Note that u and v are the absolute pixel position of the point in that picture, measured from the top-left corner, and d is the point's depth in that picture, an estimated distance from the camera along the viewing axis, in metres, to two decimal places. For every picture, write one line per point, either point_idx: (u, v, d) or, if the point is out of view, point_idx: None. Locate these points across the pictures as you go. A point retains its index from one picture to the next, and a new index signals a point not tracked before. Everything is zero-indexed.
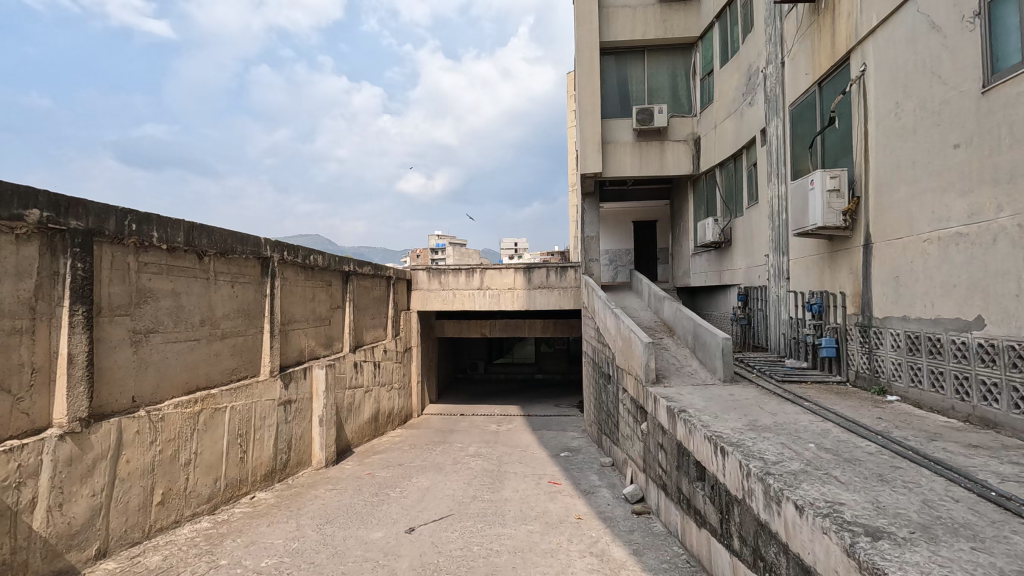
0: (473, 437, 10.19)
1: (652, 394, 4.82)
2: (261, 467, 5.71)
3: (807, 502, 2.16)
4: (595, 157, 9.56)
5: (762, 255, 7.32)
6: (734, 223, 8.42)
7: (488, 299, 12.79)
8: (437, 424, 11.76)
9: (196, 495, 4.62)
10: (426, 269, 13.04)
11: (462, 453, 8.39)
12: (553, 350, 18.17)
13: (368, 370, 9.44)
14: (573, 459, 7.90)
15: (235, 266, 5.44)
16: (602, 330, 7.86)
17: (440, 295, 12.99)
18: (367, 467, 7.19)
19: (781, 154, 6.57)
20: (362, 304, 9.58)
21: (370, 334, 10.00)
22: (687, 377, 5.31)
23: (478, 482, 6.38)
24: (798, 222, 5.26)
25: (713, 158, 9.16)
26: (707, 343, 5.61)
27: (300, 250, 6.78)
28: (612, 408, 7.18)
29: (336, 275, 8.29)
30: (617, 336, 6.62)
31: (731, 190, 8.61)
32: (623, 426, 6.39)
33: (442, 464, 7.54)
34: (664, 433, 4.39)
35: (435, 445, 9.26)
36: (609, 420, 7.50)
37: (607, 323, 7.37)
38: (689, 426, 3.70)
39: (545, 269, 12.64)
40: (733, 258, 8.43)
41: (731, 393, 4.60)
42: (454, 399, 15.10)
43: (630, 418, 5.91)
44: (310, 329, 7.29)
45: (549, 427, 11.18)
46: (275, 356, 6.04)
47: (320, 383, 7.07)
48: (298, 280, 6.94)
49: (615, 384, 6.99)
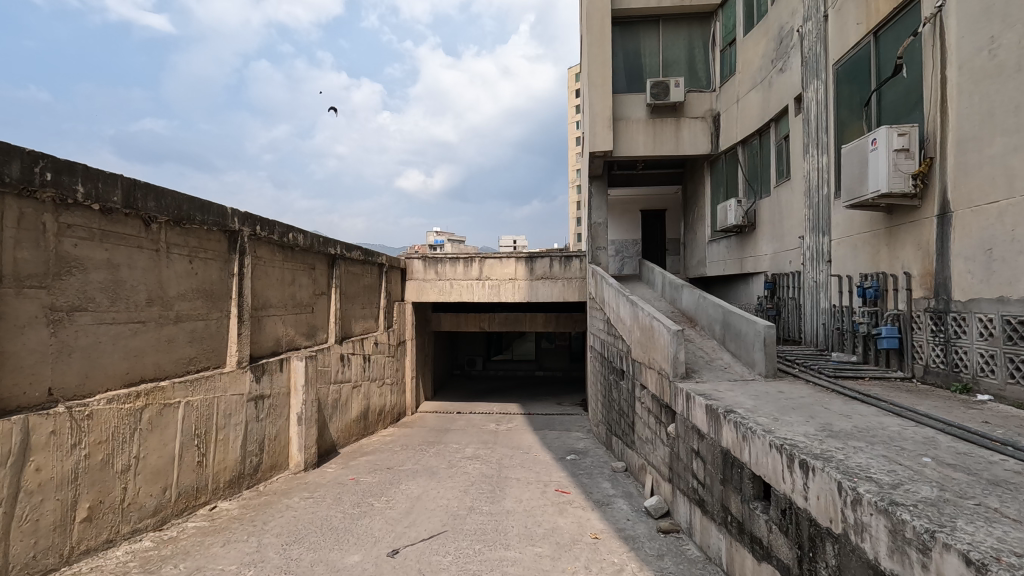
0: (471, 437, 9.43)
1: (684, 391, 4.06)
2: (225, 473, 4.94)
3: (987, 557, 1.40)
4: (605, 134, 8.79)
5: (794, 237, 6.56)
6: (759, 205, 7.65)
7: (488, 290, 12.02)
8: (432, 423, 11.00)
9: (137, 507, 3.86)
10: (421, 258, 12.23)
11: (458, 456, 7.63)
12: (554, 346, 17.44)
13: (357, 364, 8.68)
14: (580, 463, 7.15)
15: (194, 238, 4.66)
16: (614, 319, 7.12)
17: (436, 286, 12.19)
18: (352, 471, 6.43)
19: (822, 121, 5.80)
20: (351, 292, 8.80)
21: (360, 325, 9.22)
22: (720, 372, 4.55)
23: (476, 490, 5.62)
24: (852, 191, 4.50)
25: (735, 135, 8.37)
26: (742, 333, 4.84)
27: (277, 225, 5.99)
28: (626, 407, 6.44)
29: (321, 258, 7.51)
30: (634, 325, 5.86)
31: (755, 169, 7.82)
32: (640, 428, 5.65)
33: (435, 468, 6.78)
34: (701, 439, 3.63)
35: (429, 446, 8.50)
36: (622, 420, 6.75)
37: (621, 311, 6.62)
38: (742, 431, 2.93)
39: (548, 259, 11.87)
40: (758, 243, 7.67)
41: (780, 390, 3.84)
42: (451, 397, 14.33)
43: (650, 418, 5.16)
44: (289, 317, 6.51)
45: (552, 427, 10.43)
46: (243, 345, 5.27)
47: (299, 377, 6.30)
48: (274, 261, 6.16)
49: (630, 381, 6.22)
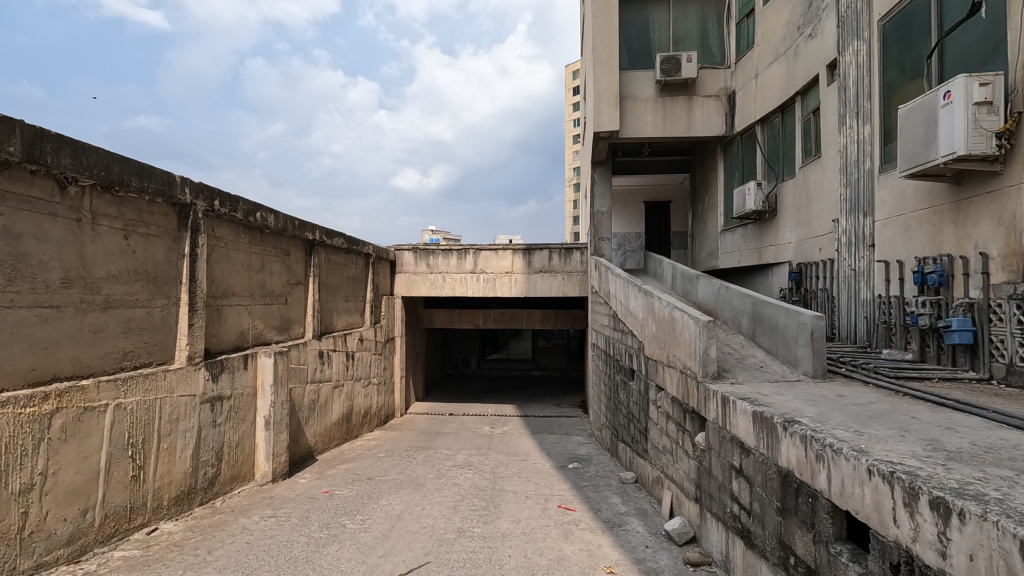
0: (463, 442, 8.71)
1: (718, 394, 3.34)
2: (170, 488, 4.19)
3: None
4: (611, 112, 8.08)
5: (825, 221, 5.86)
6: (783, 189, 6.95)
7: (483, 284, 11.28)
8: (422, 426, 10.28)
9: (44, 536, 3.12)
10: (412, 250, 11.45)
11: (448, 464, 6.89)
12: (551, 345, 16.75)
13: (338, 362, 7.94)
14: (585, 472, 6.43)
15: (130, 209, 3.90)
16: (622, 312, 6.41)
17: (427, 280, 11.42)
18: (328, 482, 5.69)
19: (863, 87, 5.10)
20: (332, 283, 8.04)
21: (342, 320, 8.47)
22: (757, 371, 3.83)
23: (466, 507, 4.89)
24: (914, 157, 3.79)
25: (753, 115, 7.67)
26: (779, 326, 4.13)
27: (240, 201, 5.24)
28: (636, 410, 5.74)
29: (297, 243, 6.76)
30: (648, 317, 5.15)
31: (777, 149, 7.13)
32: (654, 434, 4.96)
33: (422, 478, 6.05)
34: (745, 454, 2.92)
35: (417, 452, 7.77)
36: (630, 424, 6.06)
37: (632, 303, 5.90)
38: (817, 449, 2.20)
39: (547, 251, 11.16)
40: (781, 230, 6.97)
41: (840, 393, 3.12)
42: (443, 397, 13.61)
43: (668, 424, 4.46)
44: (257, 307, 5.76)
45: (551, 430, 9.73)
46: (196, 338, 4.52)
47: (266, 376, 5.54)
48: (238, 243, 5.40)
49: (641, 382, 5.51)
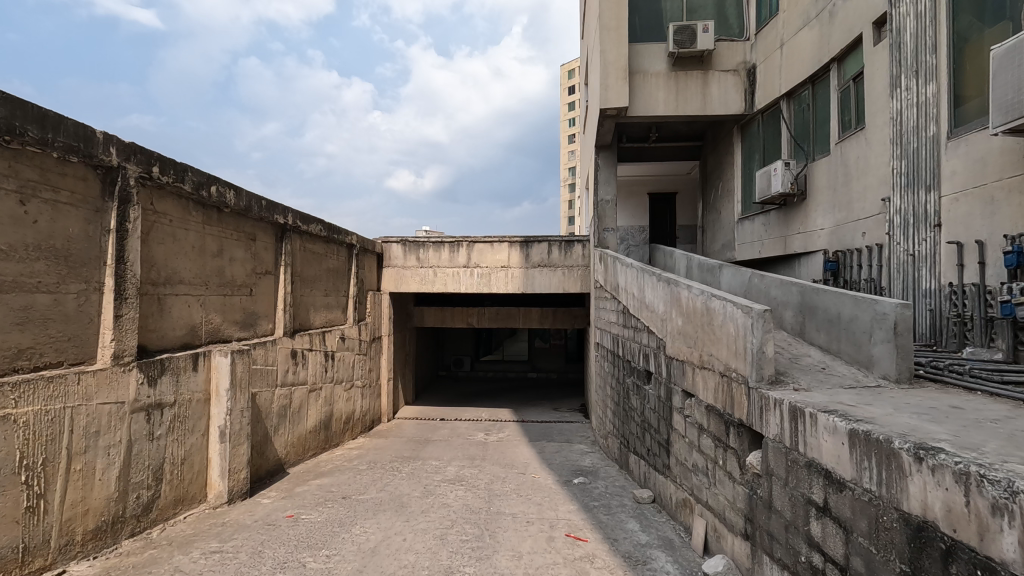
0: (454, 451, 7.89)
1: (785, 404, 2.56)
2: (87, 520, 3.37)
3: None
4: (620, 88, 7.32)
5: (870, 201, 5.12)
6: (814, 169, 6.21)
7: (477, 279, 10.48)
8: (410, 432, 9.46)
9: None
10: (401, 242, 10.63)
11: (436, 479, 6.07)
12: (548, 345, 15.97)
13: (316, 362, 7.12)
14: (593, 489, 5.63)
15: (30, 167, 3.09)
16: (636, 306, 5.64)
17: (417, 275, 10.58)
18: (294, 504, 4.87)
19: (923, 41, 4.35)
20: (308, 274, 7.20)
21: (321, 316, 7.63)
22: (822, 374, 3.06)
23: (456, 537, 4.08)
24: (1017, 105, 3.03)
25: (777, 89, 6.92)
26: (843, 318, 3.36)
27: (189, 171, 4.42)
28: (655, 419, 4.96)
29: (265, 227, 5.93)
30: (672, 309, 4.36)
31: (808, 125, 6.38)
32: (679, 447, 4.19)
33: (404, 497, 5.23)
34: (835, 488, 2.14)
35: (402, 464, 6.94)
36: (646, 434, 5.29)
37: (648, 294, 5.13)
38: (994, 496, 1.42)
39: (546, 244, 10.38)
40: (813, 214, 6.21)
41: (954, 404, 2.34)
42: (434, 401, 12.80)
43: (701, 438, 3.67)
44: (213, 299, 4.93)
45: (551, 438, 8.95)
46: (126, 333, 3.70)
47: (222, 379, 4.71)
48: (190, 222, 4.59)
49: (662, 386, 4.73)
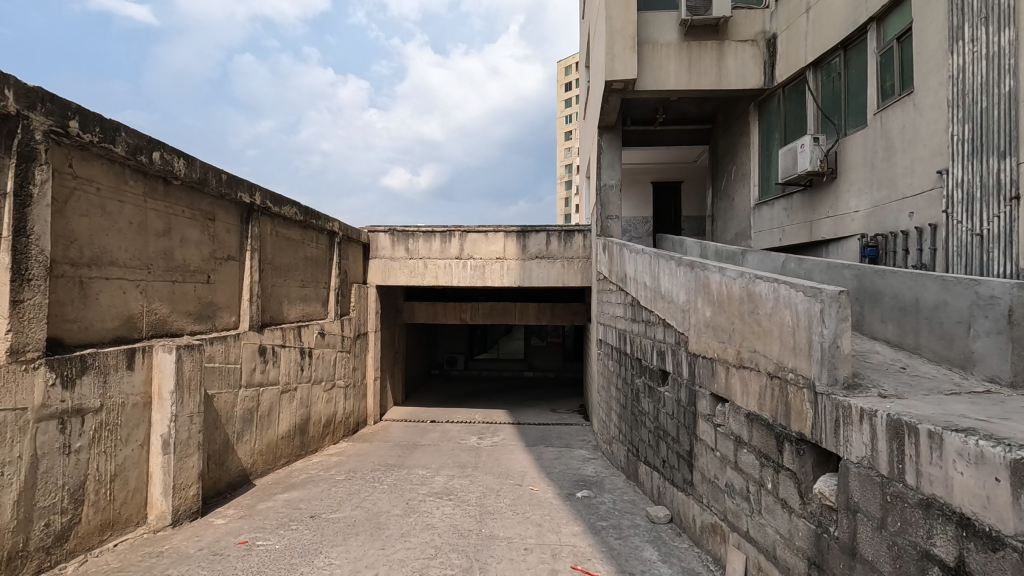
0: (443, 457, 7.20)
1: (876, 416, 1.89)
2: None
3: None
4: (627, 58, 6.63)
5: (920, 176, 4.45)
6: (847, 145, 5.53)
7: (470, 272, 9.77)
8: (397, 436, 8.77)
9: None
10: (389, 232, 9.91)
11: (421, 492, 5.38)
12: (546, 343, 15.31)
13: (289, 360, 6.41)
14: (598, 505, 4.95)
15: None
16: (648, 296, 4.97)
17: (406, 267, 9.86)
18: (252, 526, 4.16)
19: None
20: (281, 262, 6.47)
21: (298, 309, 6.91)
22: (906, 376, 2.38)
23: (439, 572, 3.40)
24: None
25: (802, 58, 6.24)
26: (924, 304, 2.69)
27: (121, 130, 3.70)
28: (672, 426, 4.30)
29: (227, 206, 5.20)
30: (698, 297, 3.68)
31: (839, 97, 5.71)
32: (706, 462, 3.53)
33: (382, 516, 4.53)
34: (984, 546, 1.46)
35: (384, 473, 6.25)
36: (660, 442, 4.64)
37: (665, 282, 4.45)
38: None
39: (544, 234, 9.70)
40: (844, 195, 5.54)
41: None
42: (425, 401, 12.12)
43: (739, 454, 3.00)
44: (157, 285, 4.21)
45: (549, 442, 8.28)
46: (29, 323, 2.99)
47: (166, 379, 3.99)
48: (127, 192, 3.87)
49: (682, 388, 4.05)
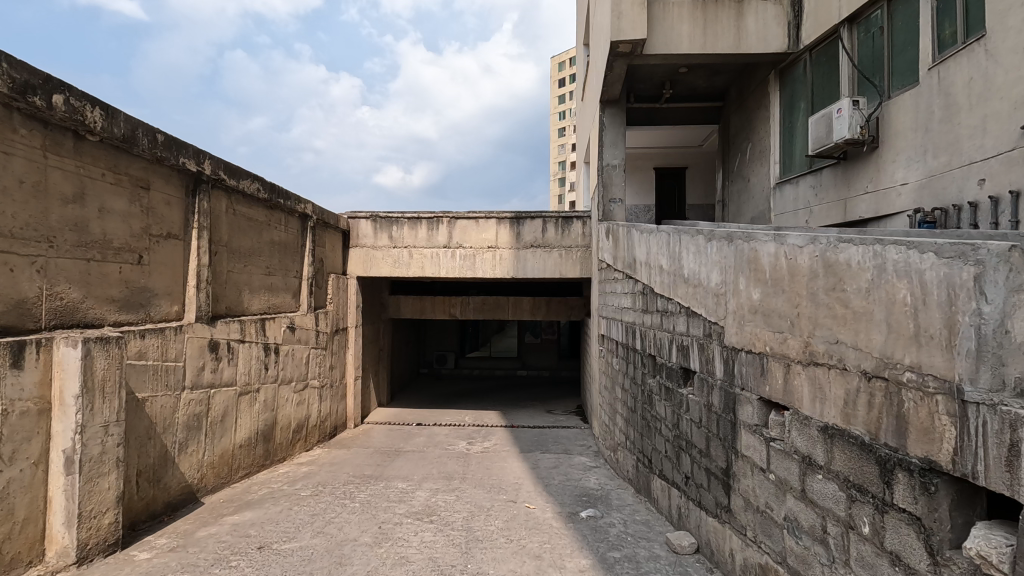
0: (428, 467, 6.41)
1: None
2: None
3: None
4: (636, 15, 5.86)
5: (994, 136, 3.72)
6: (892, 108, 4.79)
7: (460, 262, 8.98)
8: (378, 442, 7.97)
9: None
10: (371, 218, 9.10)
11: (397, 512, 4.58)
12: (540, 340, 14.56)
13: (250, 357, 5.60)
14: (607, 529, 4.19)
15: None
16: (667, 281, 4.20)
17: (389, 256, 9.05)
18: (180, 564, 3.37)
19: None
20: (241, 246, 5.65)
21: (262, 300, 6.09)
22: None
23: None
24: None
25: (834, 14, 5.48)
26: None
27: (1, 60, 2.88)
28: (699, 436, 3.55)
29: (166, 174, 4.38)
30: (740, 276, 2.91)
31: (881, 54, 4.96)
32: (751, 486, 2.78)
33: (347, 546, 3.73)
34: None
35: (358, 487, 5.44)
36: (682, 455, 3.89)
37: (691, 261, 3.69)
38: None
39: (540, 221, 8.93)
40: (888, 167, 4.80)
41: None
42: (412, 402, 11.33)
43: (809, 480, 2.25)
44: (66, 264, 3.40)
45: (546, 448, 7.51)
46: None
47: (68, 380, 3.17)
48: (15, 144, 3.06)
49: (714, 391, 3.29)
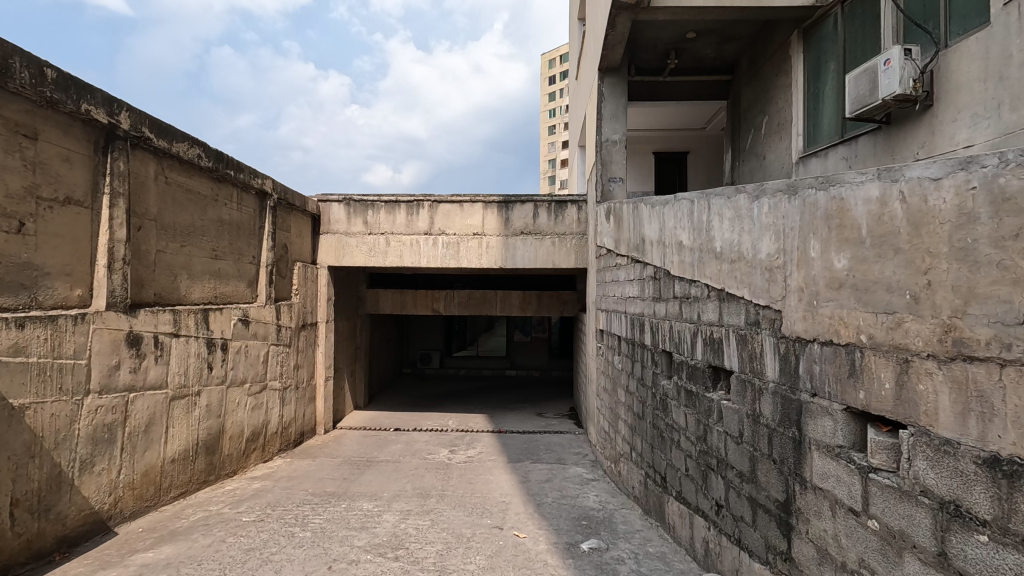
0: (401, 480, 5.56)
1: None
2: None
3: None
4: None
5: None
6: (951, 58, 4.00)
7: (442, 250, 8.12)
8: (349, 450, 7.10)
9: None
10: (344, 201, 8.21)
11: (354, 545, 3.73)
12: (530, 339, 13.74)
13: (188, 353, 4.72)
14: (615, 568, 3.38)
15: None
16: (691, 258, 3.39)
17: (364, 243, 8.16)
18: None
19: None
20: (179, 222, 4.77)
21: (207, 287, 5.21)
22: None
23: None
24: None
25: None
26: None
27: None
28: (738, 455, 2.76)
29: (65, 124, 3.51)
30: (812, 239, 2.11)
31: None
32: (831, 533, 1.99)
33: None
34: None
35: (313, 509, 4.57)
36: (711, 476, 3.10)
37: (727, 232, 2.90)
38: None
39: (531, 205, 8.12)
40: (947, 127, 4.04)
41: None
42: (392, 404, 10.46)
43: (955, 541, 1.46)
44: None
45: (537, 457, 6.69)
46: None
47: None
48: None
49: (764, 397, 2.49)
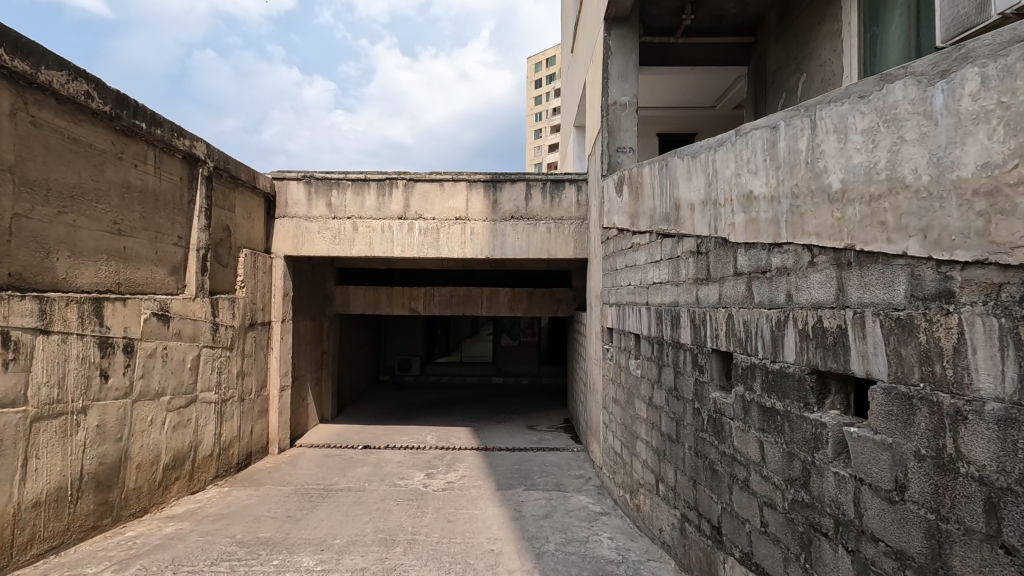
0: (360, 519, 4.37)
1: None
2: None
3: None
4: None
5: None
6: None
7: (419, 237, 6.95)
8: (303, 475, 5.88)
9: None
10: (304, 179, 6.99)
11: None
12: (519, 343, 12.56)
13: (65, 355, 3.51)
14: None
15: None
16: (774, 211, 2.27)
17: (327, 228, 6.95)
18: None
19: None
20: (59, 181, 3.57)
21: (106, 269, 4.00)
22: None
23: None
24: None
25: None
26: None
27: None
28: (892, 522, 1.65)
29: None
30: None
31: None
32: None
33: None
34: None
35: (231, 571, 3.36)
36: (818, 544, 2.00)
37: (859, 154, 1.78)
38: None
39: (523, 185, 6.99)
40: None
41: None
42: (364, 416, 9.22)
43: None
44: None
45: (532, 483, 5.53)
46: None
47: None
48: None
49: (974, 429, 1.39)
